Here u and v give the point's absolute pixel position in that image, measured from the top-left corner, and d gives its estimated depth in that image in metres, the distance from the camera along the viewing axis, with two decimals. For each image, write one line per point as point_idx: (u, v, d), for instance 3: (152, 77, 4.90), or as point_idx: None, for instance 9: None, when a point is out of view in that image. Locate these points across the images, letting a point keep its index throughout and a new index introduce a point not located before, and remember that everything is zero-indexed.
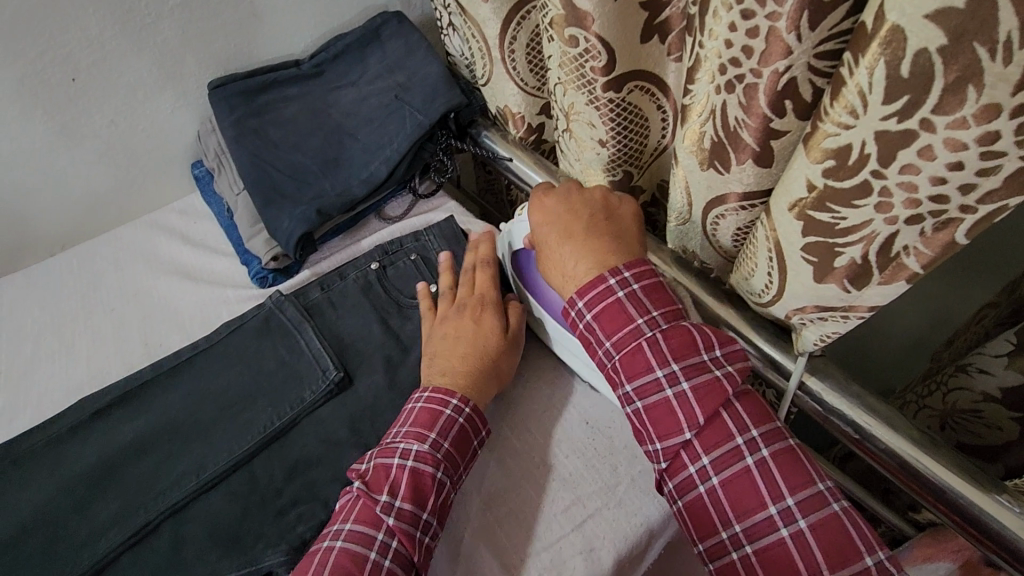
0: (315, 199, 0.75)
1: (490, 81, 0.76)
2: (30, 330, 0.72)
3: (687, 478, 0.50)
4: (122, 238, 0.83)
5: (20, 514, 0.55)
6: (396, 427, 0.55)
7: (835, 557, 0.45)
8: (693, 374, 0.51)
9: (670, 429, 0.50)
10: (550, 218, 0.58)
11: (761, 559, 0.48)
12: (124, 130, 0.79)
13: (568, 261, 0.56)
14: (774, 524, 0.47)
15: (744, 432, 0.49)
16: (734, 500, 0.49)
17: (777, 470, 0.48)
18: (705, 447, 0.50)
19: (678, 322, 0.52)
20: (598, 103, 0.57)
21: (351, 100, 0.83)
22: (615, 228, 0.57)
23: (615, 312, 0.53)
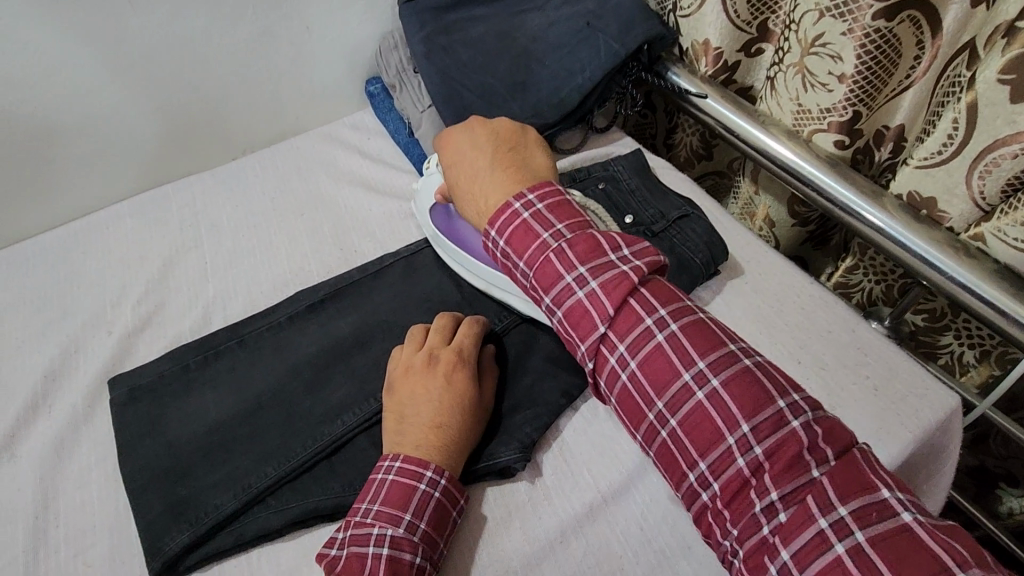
0: (507, 120, 0.74)
1: (696, 11, 0.74)
2: (226, 225, 0.75)
3: (609, 371, 0.48)
4: (301, 146, 0.85)
5: (256, 388, 0.58)
6: (362, 503, 0.48)
7: (749, 405, 0.42)
8: (599, 270, 0.49)
9: (586, 325, 0.48)
10: (459, 160, 0.59)
11: (687, 433, 0.44)
12: (316, 39, 0.80)
13: (479, 196, 0.56)
14: (689, 390, 0.44)
15: (653, 313, 0.47)
16: (651, 380, 0.45)
17: (684, 336, 0.46)
18: (618, 334, 0.47)
19: (582, 227, 0.51)
20: (857, 33, 0.56)
21: (539, 24, 0.79)
22: (520, 161, 0.58)
23: (522, 232, 0.52)
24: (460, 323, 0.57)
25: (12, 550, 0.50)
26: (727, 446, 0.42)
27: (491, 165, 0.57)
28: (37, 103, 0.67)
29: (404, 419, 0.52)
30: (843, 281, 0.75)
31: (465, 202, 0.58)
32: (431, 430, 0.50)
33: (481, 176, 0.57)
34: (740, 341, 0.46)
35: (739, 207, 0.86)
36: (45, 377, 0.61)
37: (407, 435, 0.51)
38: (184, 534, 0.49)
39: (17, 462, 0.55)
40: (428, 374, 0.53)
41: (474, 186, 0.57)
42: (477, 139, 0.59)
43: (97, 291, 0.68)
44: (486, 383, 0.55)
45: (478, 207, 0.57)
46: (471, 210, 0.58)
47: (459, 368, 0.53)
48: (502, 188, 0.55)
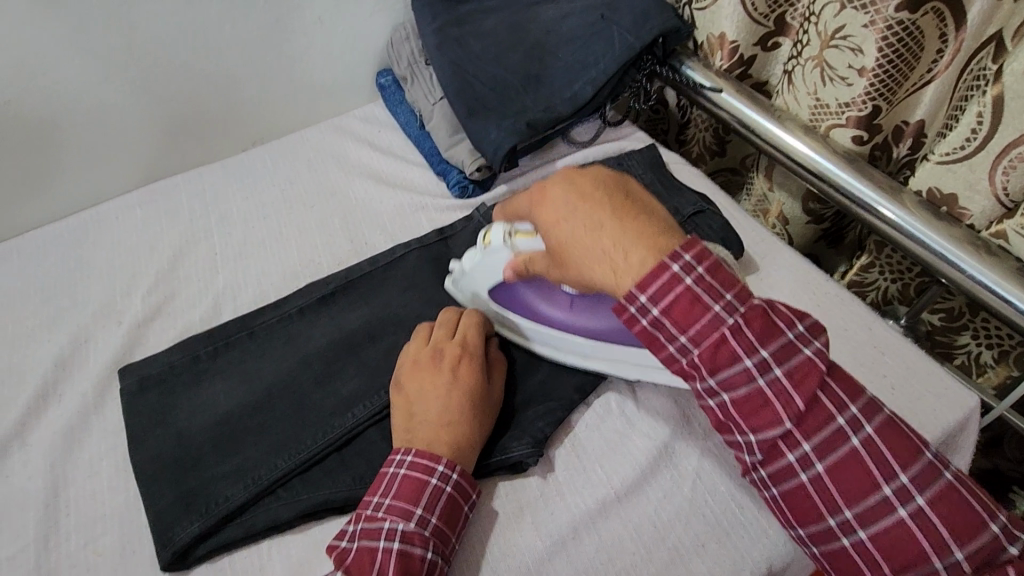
0: (520, 113, 0.74)
1: (712, 4, 0.73)
2: (236, 216, 0.75)
3: (785, 468, 0.42)
4: (311, 138, 0.84)
5: (267, 379, 0.58)
6: (374, 496, 0.47)
7: (960, 527, 0.39)
8: (786, 360, 0.42)
9: (766, 420, 0.42)
10: (567, 218, 0.44)
11: (878, 543, 0.41)
12: (327, 30, 0.79)
13: (614, 264, 0.43)
14: (890, 505, 0.40)
15: (844, 412, 0.42)
16: (844, 488, 0.41)
17: (883, 441, 0.41)
18: (804, 433, 0.42)
19: (752, 298, 0.43)
20: (879, 25, 0.56)
21: (552, 16, 0.78)
22: (646, 207, 0.44)
23: (685, 301, 0.41)
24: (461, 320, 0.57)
25: (24, 539, 0.50)
26: (927, 563, 0.40)
27: (620, 224, 0.43)
28: (49, 91, 0.67)
29: (412, 416, 0.51)
30: (859, 277, 0.74)
31: (591, 270, 0.44)
32: (441, 426, 0.50)
33: (610, 230, 0.43)
34: (922, 437, 0.43)
35: (752, 202, 0.85)
36: (54, 366, 0.61)
37: (417, 432, 0.50)
38: (195, 524, 0.49)
39: (28, 450, 0.55)
40: (435, 371, 0.53)
41: (599, 244, 0.43)
42: (586, 189, 0.44)
43: (107, 281, 0.68)
44: (494, 376, 0.55)
45: (613, 268, 0.43)
46: (598, 272, 0.44)
47: (465, 362, 0.53)
48: (645, 243, 0.42)
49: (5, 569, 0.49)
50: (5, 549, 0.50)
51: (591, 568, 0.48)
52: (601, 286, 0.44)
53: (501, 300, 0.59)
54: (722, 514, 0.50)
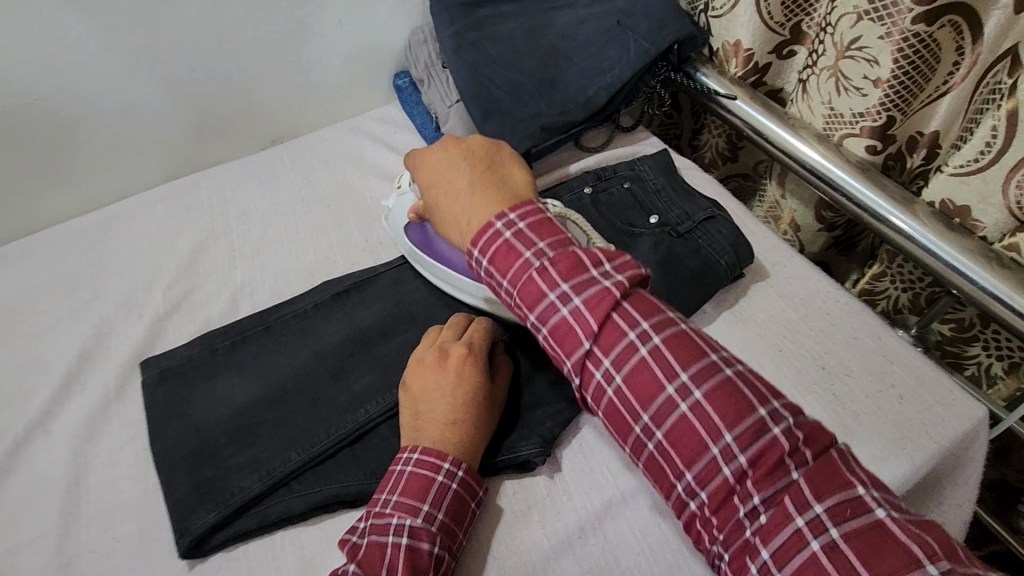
0: (534, 117, 0.74)
1: (728, 12, 0.73)
2: (254, 213, 0.76)
3: (595, 388, 0.46)
4: (329, 138, 0.86)
5: (282, 375, 0.59)
6: (382, 493, 0.48)
7: (730, 414, 0.41)
8: (582, 287, 0.46)
9: (571, 342, 0.46)
10: (438, 180, 0.55)
11: (673, 444, 0.43)
12: (347, 32, 0.81)
13: (462, 214, 0.53)
14: (673, 403, 0.43)
15: (635, 327, 0.45)
16: (636, 395, 0.44)
17: (668, 349, 0.45)
18: (602, 349, 0.46)
19: (564, 244, 0.49)
20: (895, 37, 0.56)
21: (568, 22, 0.79)
22: (498, 176, 0.55)
23: (505, 250, 0.49)
24: (463, 324, 0.57)
25: (47, 522, 0.52)
26: (711, 456, 0.41)
27: (472, 185, 0.53)
28: (77, 89, 0.69)
29: (418, 416, 0.51)
30: (870, 286, 0.75)
31: (449, 224, 0.54)
32: (447, 425, 0.50)
33: (466, 196, 0.53)
34: (717, 348, 0.45)
35: (764, 210, 0.86)
36: (77, 357, 0.62)
37: (423, 431, 0.50)
38: (210, 514, 0.51)
39: (51, 437, 0.57)
40: (441, 369, 0.52)
41: (456, 200, 0.53)
42: (453, 158, 0.55)
43: (129, 274, 0.70)
44: (498, 377, 0.55)
45: (461, 228, 0.53)
46: (453, 230, 0.54)
47: (471, 362, 0.52)
48: (489, 207, 0.52)
49: (27, 553, 0.50)
50: (29, 532, 0.51)
51: (595, 567, 0.49)
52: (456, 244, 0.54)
53: (412, 235, 0.63)
54: None
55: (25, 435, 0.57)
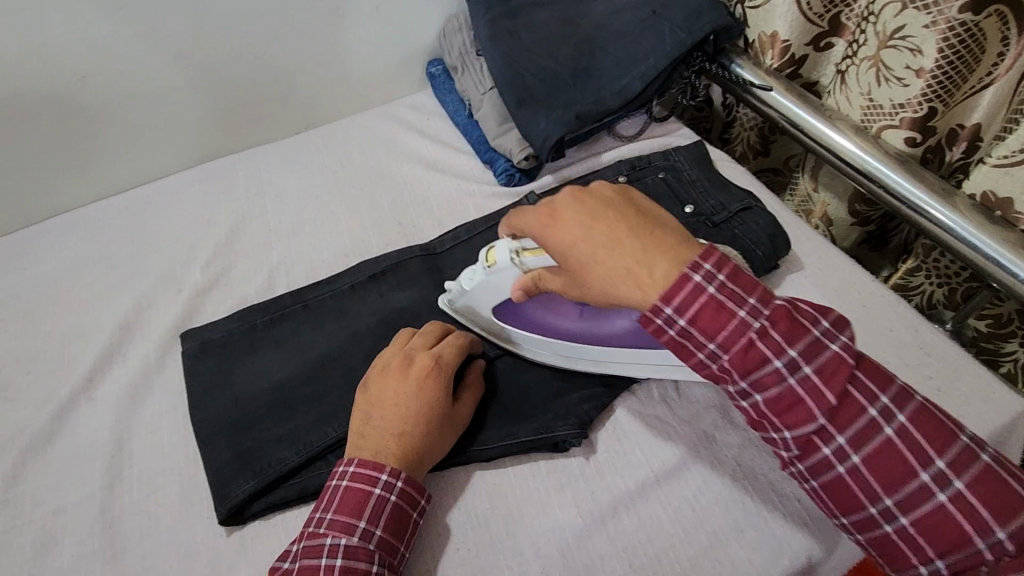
0: (569, 105, 0.74)
1: (766, 3, 0.73)
2: (290, 195, 0.77)
3: (820, 463, 0.40)
4: (363, 124, 0.87)
5: (318, 351, 0.60)
6: (317, 512, 0.47)
7: (1000, 506, 0.37)
8: (811, 354, 0.40)
9: (798, 416, 0.40)
10: (582, 241, 0.43)
11: (922, 531, 0.38)
12: (383, 18, 0.81)
13: (638, 276, 0.42)
14: (928, 491, 0.38)
15: (875, 402, 0.40)
16: (880, 477, 0.39)
17: (916, 427, 0.39)
18: (836, 426, 0.40)
19: (774, 299, 0.41)
20: (941, 26, 0.56)
21: (603, 11, 0.79)
22: (655, 221, 0.44)
23: (711, 309, 0.41)
24: (431, 335, 0.56)
25: (91, 485, 0.53)
26: (975, 550, 0.37)
27: (638, 240, 0.43)
28: (122, 67, 0.70)
29: (368, 421, 0.50)
30: (904, 281, 0.74)
31: (615, 288, 0.43)
32: (393, 438, 0.49)
33: (634, 250, 0.42)
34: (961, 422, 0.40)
35: (795, 203, 0.85)
36: (119, 328, 0.64)
37: (366, 439, 0.50)
38: (249, 483, 0.51)
39: (94, 403, 0.58)
40: (401, 376, 0.52)
41: (622, 261, 0.43)
42: (594, 207, 0.44)
43: (169, 250, 0.71)
44: (464, 394, 0.54)
45: (639, 284, 0.42)
46: (623, 288, 0.43)
47: (432, 377, 0.51)
48: (666, 258, 0.42)
49: (73, 514, 0.52)
50: (74, 494, 0.53)
51: (630, 547, 0.49)
52: (625, 301, 0.44)
53: (510, 318, 0.58)
54: (762, 505, 0.50)
55: (69, 400, 0.58)
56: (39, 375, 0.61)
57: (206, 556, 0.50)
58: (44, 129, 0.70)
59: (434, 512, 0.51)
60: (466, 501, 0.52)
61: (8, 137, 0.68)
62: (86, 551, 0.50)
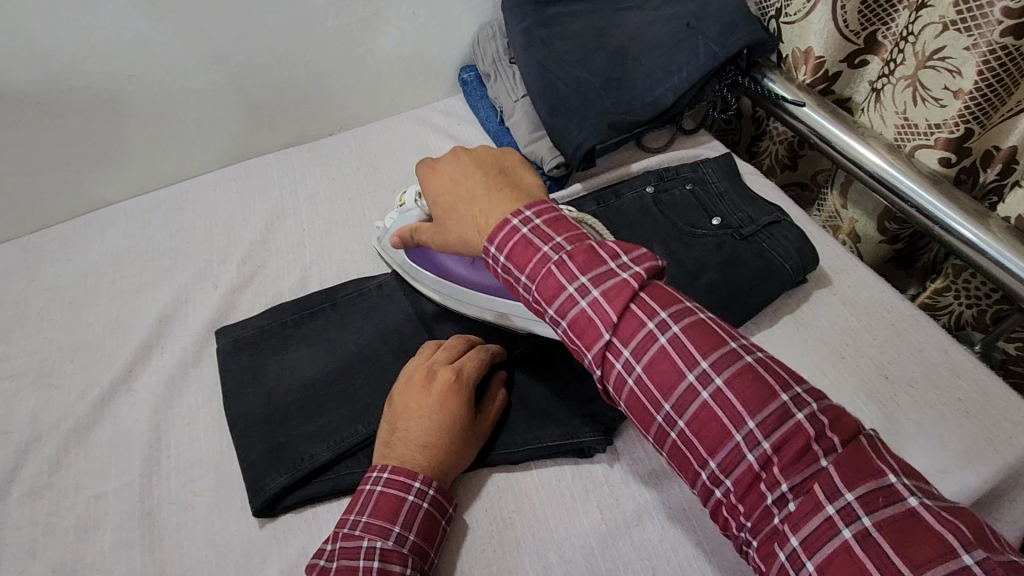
0: (600, 115, 0.75)
1: (802, 19, 0.73)
2: (323, 195, 0.79)
3: (614, 381, 0.43)
4: (395, 128, 0.88)
5: (348, 350, 0.61)
6: (350, 514, 0.48)
7: (750, 400, 0.39)
8: (600, 278, 0.44)
9: (590, 335, 0.44)
10: (451, 188, 0.53)
11: (695, 432, 0.40)
12: (420, 25, 0.83)
13: (481, 215, 0.50)
14: (694, 393, 0.40)
15: (654, 316, 0.42)
16: (658, 386, 0.41)
17: (688, 338, 0.42)
18: (622, 339, 0.43)
19: (582, 239, 0.46)
20: (983, 49, 0.56)
21: (638, 23, 0.79)
22: (512, 179, 0.52)
23: (523, 245, 0.46)
24: (449, 348, 0.56)
25: (130, 473, 0.55)
26: (734, 443, 0.39)
27: (489, 187, 0.51)
28: (167, 67, 0.72)
29: (394, 431, 0.52)
30: (930, 301, 0.74)
31: (466, 226, 0.51)
32: (418, 449, 0.50)
33: (480, 198, 0.51)
34: (738, 335, 0.43)
35: (822, 218, 0.85)
36: (158, 321, 0.65)
37: (394, 449, 0.51)
38: (283, 476, 0.53)
39: (134, 393, 0.60)
40: (424, 389, 0.52)
41: (474, 204, 0.51)
42: (467, 166, 0.53)
43: (206, 246, 0.73)
44: (484, 404, 0.55)
45: (477, 228, 0.50)
46: (467, 231, 0.51)
47: (456, 389, 0.52)
48: (506, 202, 0.49)
49: (113, 500, 0.54)
50: (114, 481, 0.55)
51: (654, 555, 0.50)
52: (470, 243, 0.52)
53: (416, 259, 0.63)
54: None
55: (109, 390, 0.60)
56: (81, 364, 0.63)
57: (239, 546, 0.51)
58: (90, 125, 0.72)
59: (462, 512, 0.52)
60: (493, 504, 0.53)
61: (57, 132, 0.71)
62: (125, 536, 0.52)
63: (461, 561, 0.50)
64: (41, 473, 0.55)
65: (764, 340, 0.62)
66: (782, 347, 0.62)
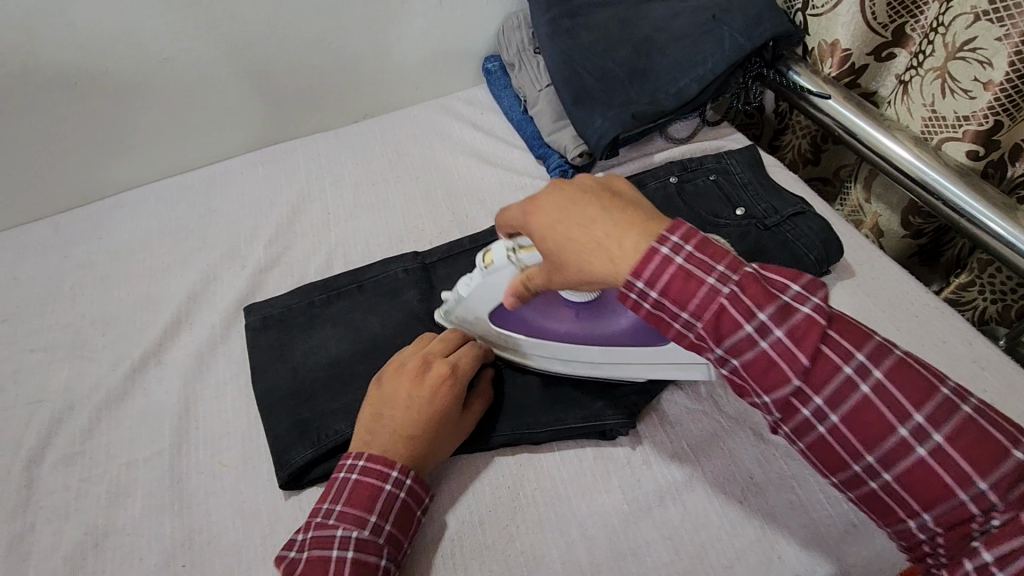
0: (624, 105, 0.75)
1: (828, 12, 0.73)
2: (348, 180, 0.80)
3: (799, 425, 0.39)
4: (419, 116, 0.89)
5: (373, 330, 0.62)
6: (325, 503, 0.48)
7: (978, 458, 0.34)
8: (783, 317, 0.38)
9: (773, 379, 0.38)
10: (560, 220, 0.43)
11: (904, 484, 0.36)
12: (446, 14, 0.83)
13: (611, 251, 0.41)
14: (907, 446, 0.36)
15: (852, 360, 0.37)
16: (860, 436, 0.37)
17: (895, 384, 0.36)
18: (814, 386, 0.38)
19: (742, 264, 0.40)
20: (1015, 39, 0.56)
21: (663, 14, 0.79)
22: (629, 202, 0.44)
23: (680, 277, 0.40)
24: (436, 342, 0.56)
25: (160, 442, 0.56)
26: (958, 502, 0.35)
27: (612, 217, 0.42)
28: (200, 50, 0.73)
29: (378, 417, 0.51)
30: (954, 296, 0.74)
31: (590, 266, 0.42)
32: (399, 439, 0.50)
33: (605, 222, 0.42)
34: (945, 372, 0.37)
35: (845, 212, 0.85)
36: (187, 299, 0.67)
37: (375, 436, 0.50)
38: (308, 450, 0.54)
39: (164, 367, 0.62)
40: (415, 379, 0.52)
41: (597, 237, 0.42)
42: (574, 190, 0.44)
43: (234, 228, 0.74)
44: (476, 399, 0.55)
45: (612, 255, 0.41)
46: (598, 263, 0.42)
47: (449, 383, 0.52)
48: (641, 233, 0.41)
49: (143, 468, 0.55)
50: (145, 451, 0.56)
51: (675, 535, 0.50)
52: (600, 277, 0.42)
53: (501, 321, 0.56)
54: (810, 504, 0.51)
55: (140, 363, 0.61)
56: (113, 337, 0.64)
57: (266, 515, 0.52)
58: (124, 106, 0.74)
59: (484, 489, 0.53)
60: (514, 481, 0.53)
61: (92, 112, 0.72)
62: (155, 503, 0.53)
63: (484, 535, 0.51)
64: (74, 440, 0.57)
65: None
66: None
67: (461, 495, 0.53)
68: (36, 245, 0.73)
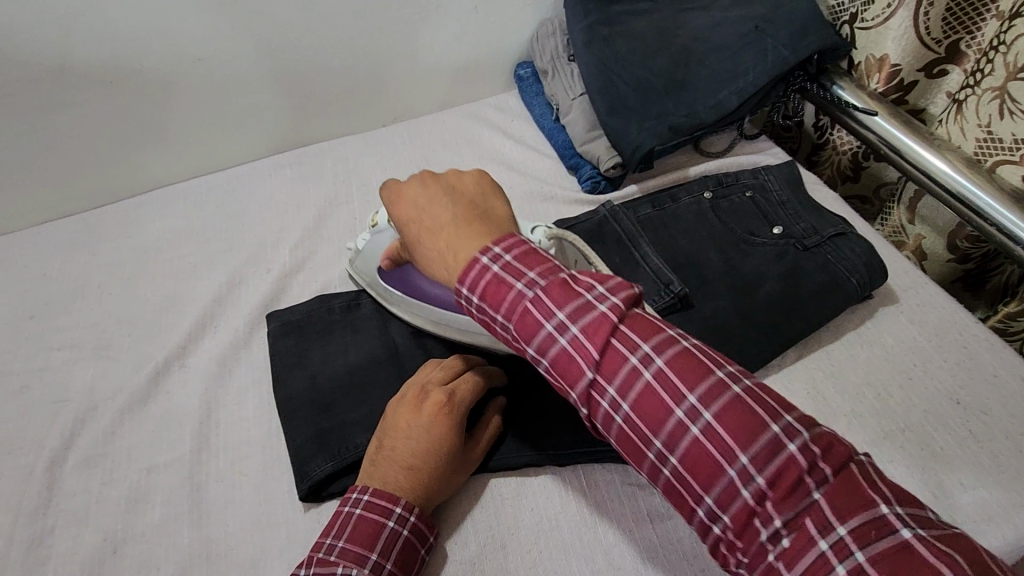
0: (660, 116, 0.73)
1: (878, 25, 0.70)
2: (375, 185, 0.79)
3: (603, 421, 0.39)
4: (448, 121, 0.88)
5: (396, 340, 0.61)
6: (326, 538, 0.46)
7: (743, 436, 0.35)
8: (578, 313, 0.39)
9: (573, 375, 0.39)
10: (417, 222, 0.48)
11: (689, 471, 0.36)
12: (481, 18, 0.82)
13: (443, 254, 0.46)
14: (683, 431, 0.36)
15: (636, 350, 0.38)
16: (645, 425, 0.37)
17: (674, 371, 0.38)
18: (606, 377, 0.39)
19: (556, 271, 0.42)
20: None
21: (703, 24, 0.77)
22: (481, 211, 0.47)
23: (495, 282, 0.42)
24: (431, 369, 0.55)
25: (181, 448, 0.56)
26: (727, 480, 0.35)
27: (454, 223, 0.46)
28: (234, 51, 0.73)
29: (381, 449, 0.50)
30: (1003, 325, 0.73)
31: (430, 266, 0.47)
32: (402, 472, 0.49)
33: (446, 229, 0.46)
34: (728, 360, 0.39)
35: (885, 232, 0.82)
36: (212, 301, 0.66)
37: (379, 468, 0.49)
38: (327, 464, 0.53)
39: (187, 370, 0.61)
40: (414, 410, 0.51)
41: (437, 244, 0.46)
42: (435, 194, 0.48)
43: (260, 230, 0.74)
44: (478, 433, 0.53)
45: (446, 261, 0.45)
46: (437, 267, 0.46)
47: (445, 413, 0.50)
48: (475, 239, 0.45)
49: (163, 473, 0.54)
50: (166, 455, 0.55)
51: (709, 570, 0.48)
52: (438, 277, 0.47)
53: (389, 278, 0.60)
54: None
55: (163, 365, 0.61)
56: (137, 338, 0.64)
57: (283, 529, 0.51)
58: (158, 106, 0.74)
59: (508, 511, 0.52)
60: (539, 504, 0.52)
61: (127, 108, 0.72)
62: (174, 510, 0.52)
63: (506, 560, 0.49)
64: (96, 442, 0.56)
65: (824, 355, 0.60)
66: (844, 364, 0.59)
67: (482, 516, 0.51)
68: (66, 241, 0.73)
